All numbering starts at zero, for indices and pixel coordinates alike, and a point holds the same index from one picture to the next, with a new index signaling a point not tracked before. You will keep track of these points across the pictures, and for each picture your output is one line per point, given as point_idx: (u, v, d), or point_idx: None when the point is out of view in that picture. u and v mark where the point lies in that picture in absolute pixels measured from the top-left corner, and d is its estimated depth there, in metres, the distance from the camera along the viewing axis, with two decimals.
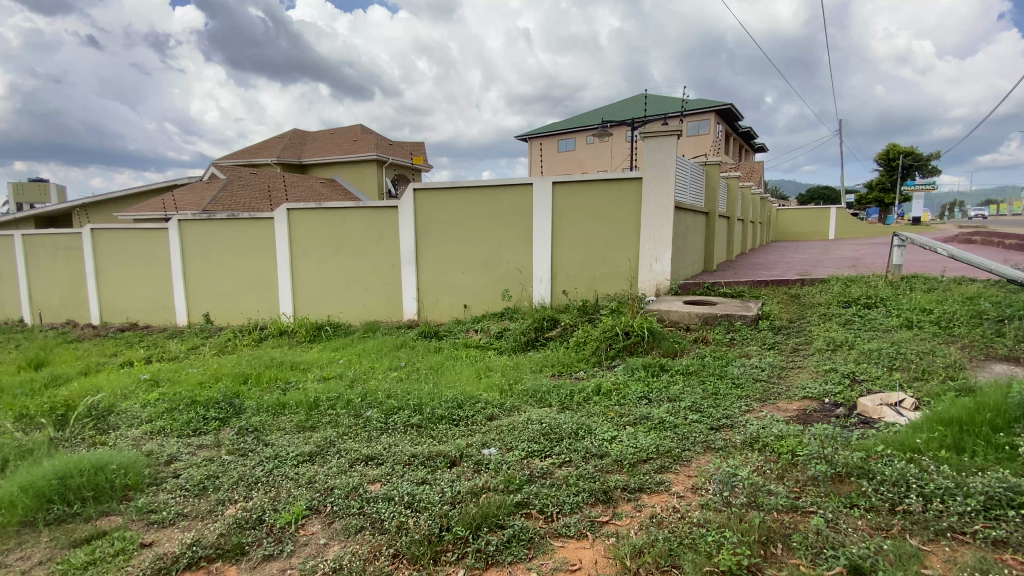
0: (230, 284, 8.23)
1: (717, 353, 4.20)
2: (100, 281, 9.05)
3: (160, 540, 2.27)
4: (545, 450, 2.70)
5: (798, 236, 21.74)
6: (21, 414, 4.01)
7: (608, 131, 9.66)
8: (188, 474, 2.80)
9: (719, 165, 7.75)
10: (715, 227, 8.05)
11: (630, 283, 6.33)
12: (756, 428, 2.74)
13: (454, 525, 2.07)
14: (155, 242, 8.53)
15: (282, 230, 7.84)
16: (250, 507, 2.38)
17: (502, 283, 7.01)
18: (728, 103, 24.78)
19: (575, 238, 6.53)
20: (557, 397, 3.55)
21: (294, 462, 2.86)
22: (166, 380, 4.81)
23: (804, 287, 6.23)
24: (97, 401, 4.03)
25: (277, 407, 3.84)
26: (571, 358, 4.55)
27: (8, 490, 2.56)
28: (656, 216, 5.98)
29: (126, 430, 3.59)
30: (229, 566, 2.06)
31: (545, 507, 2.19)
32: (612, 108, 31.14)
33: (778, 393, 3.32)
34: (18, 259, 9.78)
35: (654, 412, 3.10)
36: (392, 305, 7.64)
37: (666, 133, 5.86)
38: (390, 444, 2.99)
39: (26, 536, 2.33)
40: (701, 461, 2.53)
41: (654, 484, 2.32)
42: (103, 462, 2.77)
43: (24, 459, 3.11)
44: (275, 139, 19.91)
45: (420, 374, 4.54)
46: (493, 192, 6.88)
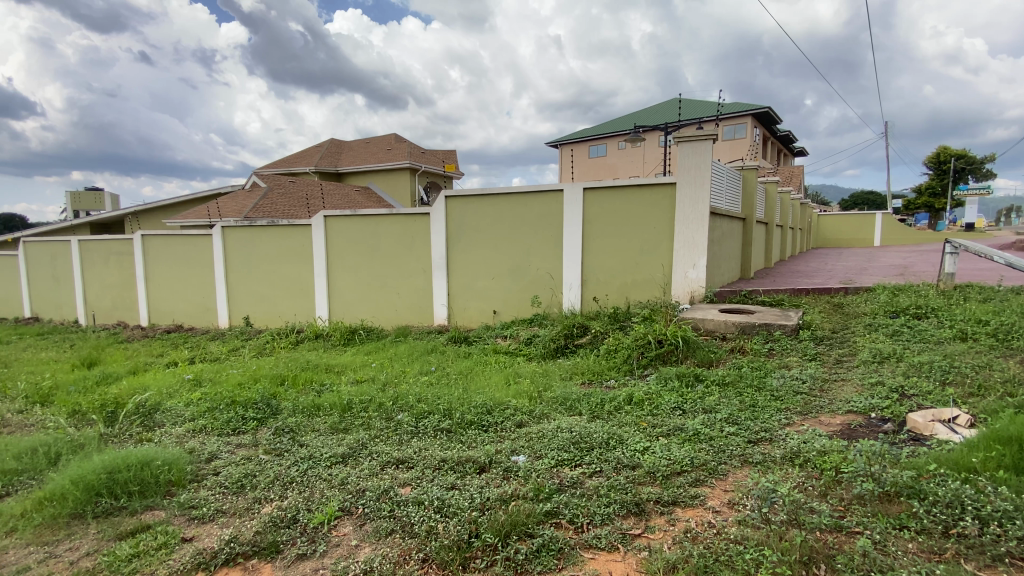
0: (269, 289, 8.51)
1: (755, 364, 4.06)
2: (148, 285, 9.50)
3: (200, 535, 2.34)
4: (575, 460, 2.66)
5: (840, 242, 20.98)
6: (74, 411, 4.23)
7: (641, 136, 9.53)
8: (227, 472, 2.89)
9: (757, 169, 7.54)
10: (752, 233, 7.83)
11: (663, 290, 6.21)
12: (797, 442, 2.63)
13: (483, 531, 2.06)
14: (199, 247, 8.91)
15: (319, 236, 8.07)
16: (285, 506, 2.43)
17: (533, 289, 6.99)
18: (765, 106, 24.15)
19: (607, 243, 6.46)
20: (588, 406, 3.50)
21: (328, 463, 2.92)
22: (208, 380, 5.00)
23: (848, 296, 5.97)
24: (144, 399, 4.22)
25: (312, 408, 3.94)
26: (601, 366, 4.50)
27: (61, 483, 2.70)
28: (691, 221, 5.86)
29: (169, 427, 3.74)
30: (264, 564, 2.10)
31: (575, 517, 2.16)
32: (645, 114, 30.81)
33: (820, 406, 3.18)
34: (75, 263, 10.37)
35: (688, 423, 3.02)
36: (423, 310, 7.73)
37: (700, 138, 5.74)
38: (421, 448, 3.01)
39: (75, 528, 2.44)
40: (737, 475, 2.44)
41: (689, 498, 2.25)
42: (149, 458, 2.90)
43: (76, 453, 3.28)
44: (313, 148, 20.54)
45: (449, 378, 4.58)
46: (524, 199, 6.88)
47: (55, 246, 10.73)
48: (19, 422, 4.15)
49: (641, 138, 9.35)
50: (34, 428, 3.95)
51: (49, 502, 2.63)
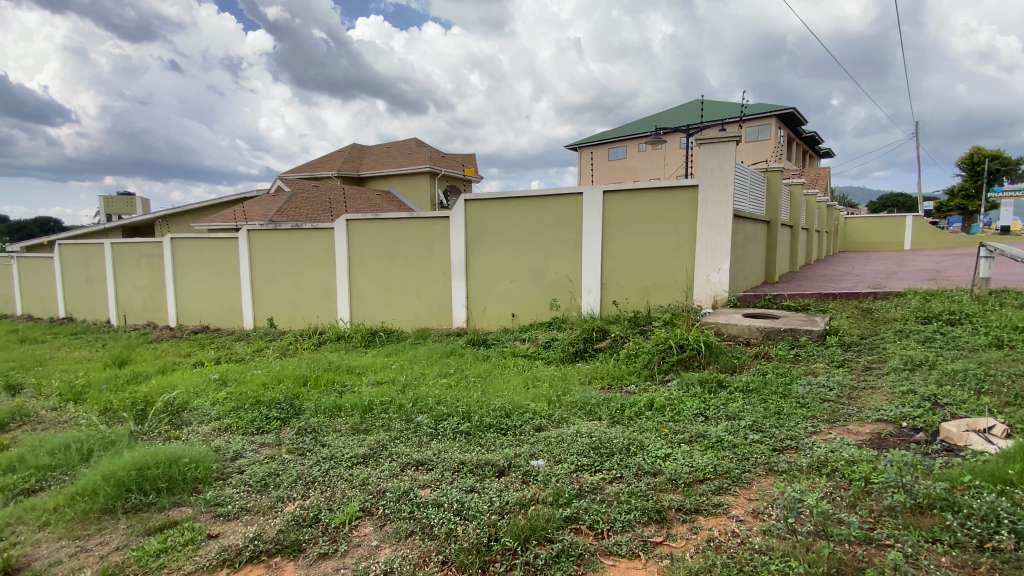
0: (293, 291, 8.67)
1: (780, 370, 3.97)
2: (177, 287, 9.77)
3: (225, 532, 2.39)
4: (595, 465, 2.64)
5: (869, 244, 20.46)
6: (106, 408, 4.37)
7: (662, 138, 9.42)
8: (252, 471, 2.95)
9: (782, 171, 7.40)
10: (777, 236, 7.68)
11: (685, 294, 6.12)
12: (824, 451, 2.56)
13: (502, 535, 2.06)
14: (226, 250, 9.13)
15: (341, 240, 8.20)
16: (308, 505, 2.46)
17: (552, 292, 6.97)
18: (791, 107, 23.68)
19: (627, 246, 6.41)
20: (608, 411, 3.47)
21: (349, 463, 2.95)
22: (233, 380, 5.10)
23: (878, 301, 5.80)
24: (173, 398, 4.34)
25: (334, 408, 3.99)
26: (621, 371, 4.46)
27: (93, 479, 2.79)
28: (714, 224, 5.78)
29: (196, 426, 3.84)
30: (287, 562, 2.13)
31: (595, 523, 2.14)
32: (665, 116, 30.52)
33: (848, 415, 3.09)
34: (107, 266, 10.72)
35: (711, 430, 2.97)
36: (442, 313, 7.77)
37: (723, 140, 5.67)
38: (440, 450, 3.02)
39: (106, 523, 2.52)
40: (763, 484, 2.39)
41: (711, 507, 2.21)
42: (176, 456, 2.98)
43: (106, 450, 3.38)
44: (336, 153, 20.89)
45: (468, 381, 4.58)
46: (543, 202, 6.87)
47: (89, 249, 11.11)
48: (54, 419, 4.30)
49: (663, 140, 9.25)
50: (68, 425, 4.09)
51: (81, 497, 2.72)
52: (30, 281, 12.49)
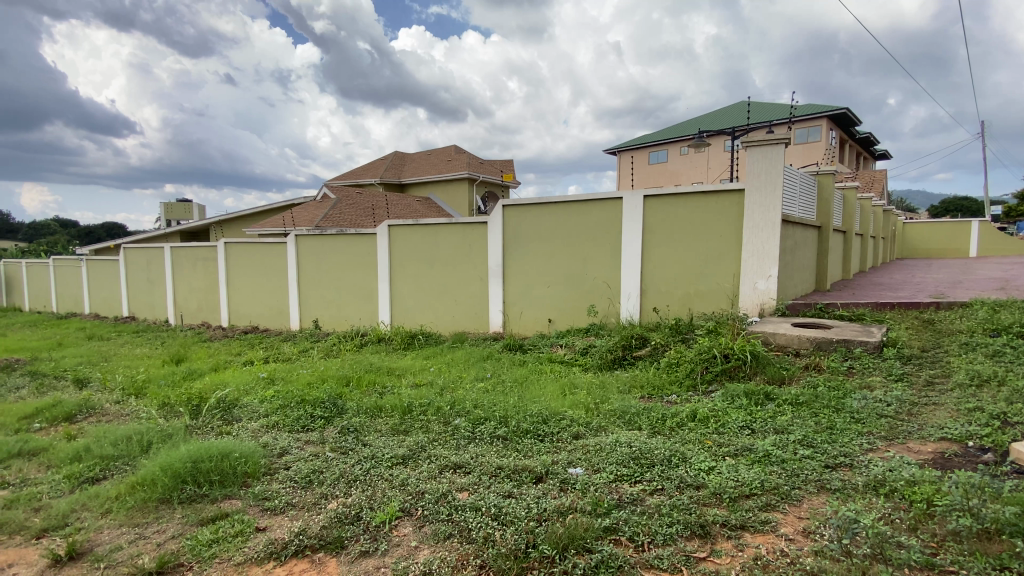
0: (337, 294, 8.95)
1: (832, 383, 3.78)
2: (229, 289, 10.25)
3: (272, 526, 2.47)
4: (635, 475, 2.59)
5: (931, 252, 19.26)
6: (164, 403, 4.63)
7: (706, 141, 9.17)
8: (297, 467, 3.05)
9: (834, 174, 7.08)
10: (829, 242, 7.35)
11: (730, 302, 5.92)
12: (881, 470, 2.42)
13: (541, 542, 2.04)
14: (275, 254, 9.53)
15: (383, 245, 8.41)
16: (350, 503, 2.53)
17: (590, 298, 6.91)
18: (843, 106, 22.64)
19: (668, 252, 6.28)
20: (648, 421, 3.40)
21: (389, 463, 3.01)
22: (280, 378, 5.31)
23: (941, 311, 5.44)
24: (224, 395, 4.55)
25: (375, 409, 4.08)
26: (662, 380, 4.35)
27: (152, 469, 2.97)
28: (761, 229, 5.59)
29: (246, 422, 4.01)
30: (330, 558, 2.19)
31: (635, 535, 2.09)
32: (708, 118, 29.78)
33: (908, 432, 2.91)
34: (167, 268, 11.38)
35: (758, 444, 2.86)
36: (479, 317, 7.82)
37: (771, 142, 5.49)
38: (478, 454, 3.04)
39: (163, 512, 2.66)
40: (814, 502, 2.28)
41: (758, 523, 2.12)
42: (228, 451, 3.12)
43: (165, 443, 3.58)
44: (379, 160, 21.48)
45: (505, 386, 4.59)
46: (582, 207, 6.84)
47: (150, 253, 11.84)
48: (117, 411, 4.60)
49: (706, 143, 9.03)
50: (130, 418, 4.35)
51: (141, 486, 2.88)
52: (98, 282, 13.40)
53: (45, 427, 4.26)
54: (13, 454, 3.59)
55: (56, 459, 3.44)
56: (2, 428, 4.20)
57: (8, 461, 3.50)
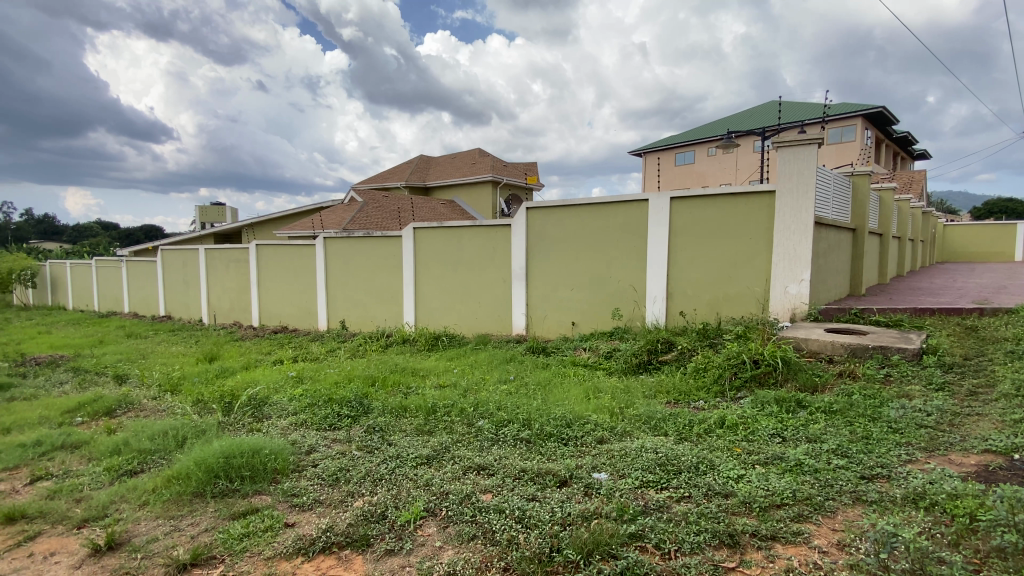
0: (364, 295, 9.10)
1: (868, 391, 3.65)
2: (260, 290, 10.52)
3: (300, 522, 2.53)
4: (661, 482, 2.55)
5: (973, 256, 18.41)
6: (198, 399, 4.79)
7: (736, 141, 8.97)
8: (325, 465, 3.11)
9: (870, 174, 6.85)
10: (864, 245, 7.11)
11: (760, 306, 5.78)
12: (921, 482, 2.32)
13: (565, 547, 2.03)
14: (304, 256, 9.75)
15: (409, 247, 8.52)
16: (376, 502, 2.56)
17: (614, 302, 6.85)
18: (880, 105, 21.91)
19: (695, 255, 6.18)
20: (674, 427, 3.34)
21: (413, 463, 3.04)
22: (308, 377, 5.43)
23: (985, 318, 5.21)
24: (255, 393, 4.68)
25: (400, 409, 4.13)
26: (689, 386, 4.28)
27: (187, 464, 3.07)
28: (793, 232, 5.45)
29: (276, 419, 4.11)
30: (356, 555, 2.22)
31: (661, 542, 2.05)
32: (736, 119, 29.21)
33: (950, 443, 2.79)
34: (201, 269, 11.76)
35: (789, 452, 2.78)
36: (503, 319, 7.84)
37: (803, 143, 5.36)
38: (502, 456, 3.04)
39: (197, 506, 2.75)
40: (850, 514, 2.20)
41: (790, 534, 2.06)
42: (259, 448, 3.20)
43: (199, 438, 3.70)
44: (404, 164, 21.76)
45: (528, 389, 4.58)
46: (607, 209, 6.78)
47: (186, 254, 12.24)
48: (154, 407, 4.77)
49: (735, 143, 8.85)
50: (166, 413, 4.52)
51: (177, 480, 2.99)
52: (137, 283, 13.93)
53: (87, 421, 4.45)
54: (57, 446, 3.76)
55: (96, 452, 3.59)
56: (47, 422, 4.40)
57: (52, 453, 3.67)
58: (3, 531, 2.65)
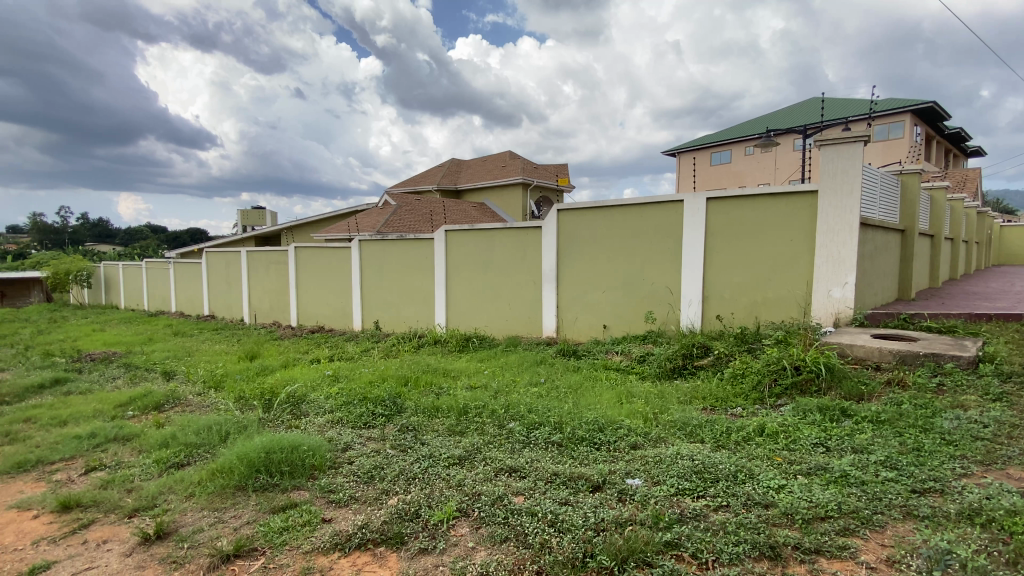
0: (397, 296, 9.26)
1: (919, 401, 3.46)
2: (298, 291, 10.83)
3: (337, 518, 2.59)
4: (697, 490, 2.49)
5: None
6: (240, 395, 4.97)
7: (775, 139, 8.68)
8: (360, 462, 3.18)
9: (920, 172, 6.52)
10: (914, 247, 6.79)
11: (802, 311, 5.58)
12: (977, 497, 2.19)
13: (599, 553, 2.01)
14: (340, 258, 10.00)
15: (441, 249, 8.63)
16: (409, 501, 2.60)
17: (648, 305, 6.74)
18: (930, 100, 20.85)
19: (732, 257, 6.02)
20: (711, 434, 3.26)
21: (446, 463, 3.07)
22: (344, 376, 5.57)
23: None
24: (294, 391, 4.82)
25: (432, 409, 4.18)
26: (726, 392, 4.17)
27: (231, 458, 3.19)
28: (837, 233, 5.25)
29: (313, 417, 4.23)
30: (390, 552, 2.26)
31: (698, 551, 2.01)
32: (775, 117, 28.33)
33: (1009, 457, 2.62)
34: (243, 271, 12.23)
35: (834, 463, 2.67)
36: (533, 321, 7.83)
37: (847, 140, 5.15)
38: (533, 459, 3.04)
39: (240, 498, 2.86)
40: (900, 529, 2.10)
41: (835, 549, 1.98)
42: (298, 444, 3.30)
43: (241, 433, 3.85)
44: (436, 168, 22.06)
45: (559, 392, 4.55)
46: (640, 210, 6.69)
47: (228, 256, 12.74)
48: (199, 403, 4.98)
49: (774, 142, 8.58)
50: (210, 409, 4.72)
51: (221, 473, 3.11)
52: (184, 283, 14.58)
53: (137, 415, 4.69)
54: (110, 438, 3.98)
55: (146, 444, 3.78)
56: (101, 415, 4.66)
57: (105, 445, 3.88)
58: (61, 518, 2.82)
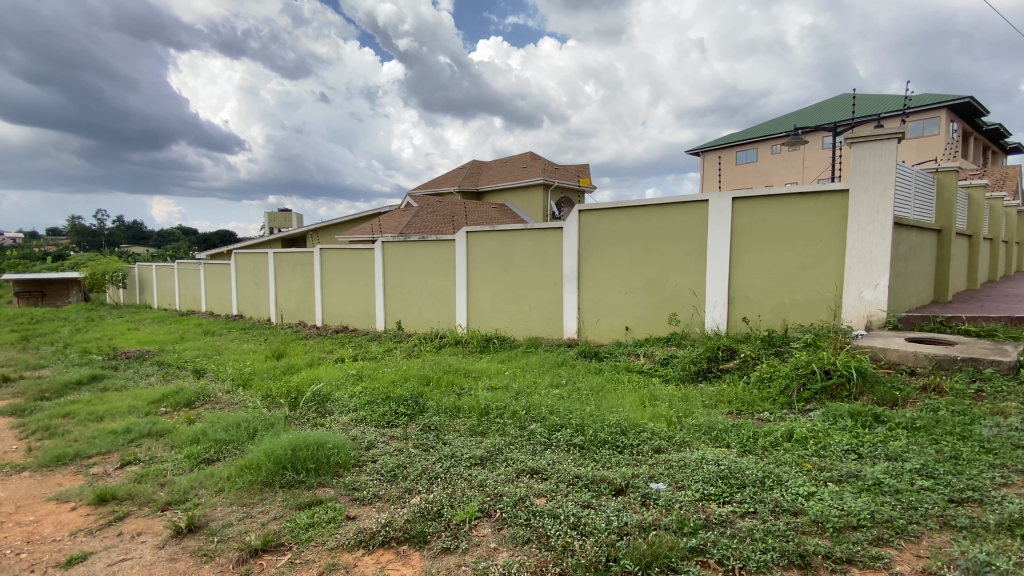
0: (419, 297, 9.35)
1: (957, 408, 3.33)
2: (323, 292, 11.03)
3: (361, 515, 2.63)
4: (723, 496, 2.45)
5: None
6: (267, 393, 5.09)
7: (803, 137, 8.45)
8: (383, 461, 3.22)
9: (958, 169, 6.28)
10: (951, 247, 6.54)
11: (832, 313, 5.43)
12: (1019, 508, 2.10)
13: (622, 557, 2.00)
14: (363, 259, 10.15)
15: (462, 251, 8.69)
16: (432, 500, 2.62)
17: (671, 306, 6.66)
18: (967, 95, 20.07)
19: (758, 258, 5.90)
20: (737, 438, 3.20)
21: (467, 463, 3.09)
22: (367, 375, 5.64)
23: None
24: (319, 389, 4.91)
25: (454, 409, 4.20)
26: (752, 396, 4.09)
27: (258, 455, 3.26)
28: (869, 233, 5.10)
29: (337, 415, 4.30)
30: (413, 551, 2.28)
31: (724, 558, 1.97)
32: (802, 115, 27.65)
33: None
34: (270, 272, 12.51)
35: (866, 470, 2.59)
36: (554, 323, 7.81)
37: (880, 137, 5.00)
38: (554, 461, 3.03)
39: (268, 495, 2.92)
40: (937, 540, 2.03)
41: (868, 558, 1.92)
42: (323, 441, 3.36)
43: (268, 431, 3.94)
44: (458, 169, 22.20)
45: (581, 394, 4.53)
46: (663, 211, 6.62)
47: (256, 257, 13.06)
48: (228, 400, 5.13)
49: (802, 139, 8.37)
50: (239, 406, 4.84)
51: (249, 469, 3.19)
52: (213, 284, 15.00)
53: (169, 411, 4.85)
54: (143, 433, 4.12)
55: (178, 440, 3.90)
56: (136, 411, 4.84)
57: (139, 440, 4.02)
58: (98, 510, 2.93)
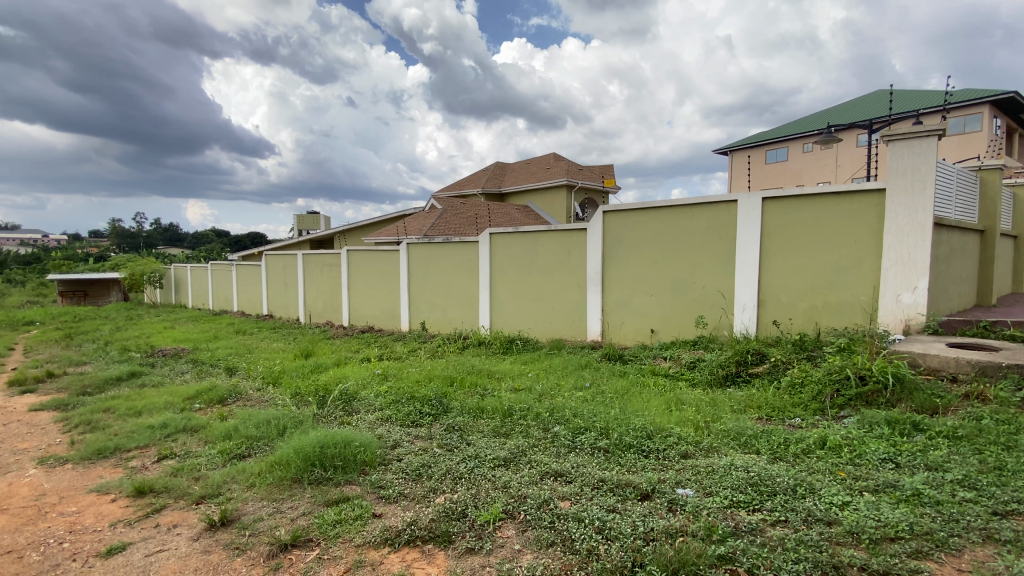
0: (443, 298, 9.43)
1: (1002, 416, 3.18)
2: (349, 292, 11.24)
3: (387, 513, 2.66)
4: (753, 503, 2.39)
5: None
6: (296, 392, 5.21)
7: (836, 135, 8.21)
8: (408, 460, 3.25)
9: (1002, 167, 6.00)
10: (994, 248, 6.25)
11: (867, 316, 5.25)
12: None
13: (648, 563, 1.97)
14: (389, 260, 10.30)
15: (486, 252, 8.73)
16: (456, 500, 2.64)
17: (697, 309, 6.55)
18: (1012, 90, 19.17)
19: (789, 260, 5.75)
20: (767, 445, 3.13)
21: (491, 465, 3.09)
22: (392, 375, 5.72)
23: None
24: (346, 389, 5.00)
25: (477, 410, 4.23)
26: (783, 401, 3.99)
27: (287, 452, 3.34)
28: (907, 234, 4.92)
29: (363, 414, 4.36)
30: (438, 550, 2.30)
31: (754, 567, 1.93)
32: (835, 112, 26.85)
33: None
34: (299, 273, 12.80)
35: (904, 480, 2.49)
36: (578, 325, 7.77)
37: (919, 135, 4.82)
38: (579, 464, 3.02)
39: (296, 491, 2.99)
40: (980, 554, 1.94)
41: (906, 571, 1.85)
42: (349, 440, 3.41)
43: (297, 428, 4.03)
44: (481, 171, 22.33)
45: (605, 397, 4.49)
46: (690, 211, 6.51)
47: (285, 259, 13.38)
48: (259, 397, 5.27)
49: (835, 137, 8.13)
50: (269, 404, 4.97)
51: (279, 466, 3.26)
52: (245, 284, 15.44)
53: (203, 408, 5.01)
54: (179, 429, 4.27)
55: (212, 436, 4.02)
56: (172, 407, 5.01)
57: (175, 435, 4.17)
58: (136, 502, 3.05)
